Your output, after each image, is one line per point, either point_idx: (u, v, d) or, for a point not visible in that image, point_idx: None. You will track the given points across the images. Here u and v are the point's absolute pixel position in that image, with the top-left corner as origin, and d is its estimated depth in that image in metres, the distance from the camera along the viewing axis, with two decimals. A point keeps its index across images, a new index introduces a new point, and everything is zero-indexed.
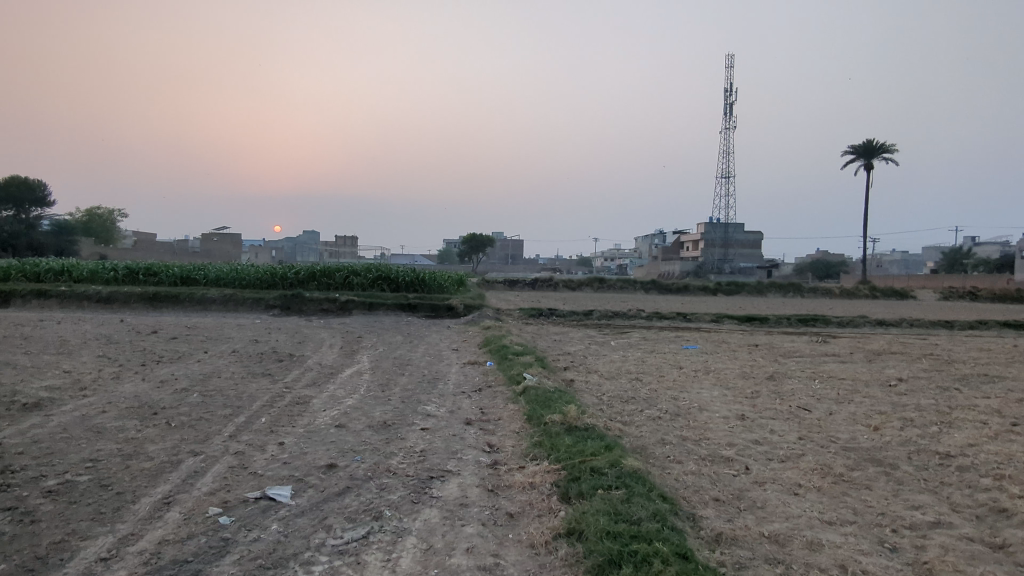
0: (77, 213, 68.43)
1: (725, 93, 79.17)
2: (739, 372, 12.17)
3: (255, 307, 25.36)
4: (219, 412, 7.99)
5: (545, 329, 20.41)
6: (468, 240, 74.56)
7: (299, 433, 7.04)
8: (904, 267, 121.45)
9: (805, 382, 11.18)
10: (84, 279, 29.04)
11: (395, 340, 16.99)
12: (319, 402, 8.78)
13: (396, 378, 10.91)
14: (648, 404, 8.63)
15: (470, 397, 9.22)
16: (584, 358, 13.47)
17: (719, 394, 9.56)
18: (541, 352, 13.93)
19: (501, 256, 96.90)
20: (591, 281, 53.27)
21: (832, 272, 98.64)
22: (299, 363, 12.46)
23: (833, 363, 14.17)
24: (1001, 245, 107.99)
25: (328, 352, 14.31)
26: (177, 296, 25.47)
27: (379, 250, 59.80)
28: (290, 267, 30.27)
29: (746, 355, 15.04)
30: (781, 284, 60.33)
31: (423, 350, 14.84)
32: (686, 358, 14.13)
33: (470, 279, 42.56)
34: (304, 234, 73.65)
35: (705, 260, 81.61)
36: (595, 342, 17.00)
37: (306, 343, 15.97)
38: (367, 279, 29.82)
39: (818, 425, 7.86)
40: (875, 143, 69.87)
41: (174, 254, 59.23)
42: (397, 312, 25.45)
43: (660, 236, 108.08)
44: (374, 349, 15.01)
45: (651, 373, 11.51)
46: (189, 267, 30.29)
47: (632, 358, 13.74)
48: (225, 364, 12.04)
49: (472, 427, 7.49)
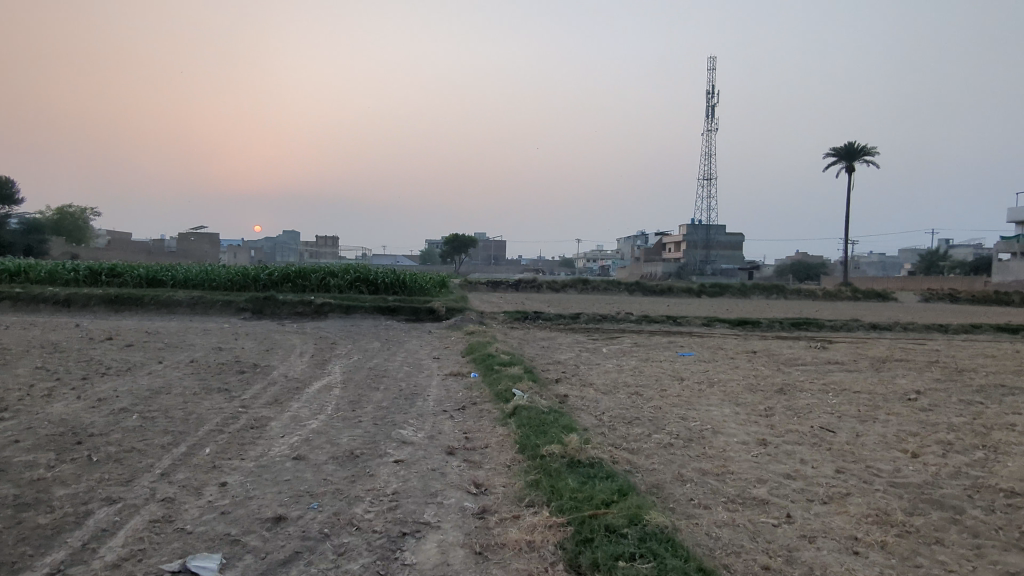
0: (47, 211, 65.98)
1: (708, 95, 78.96)
2: (745, 384, 11.22)
3: (224, 310, 23.96)
4: (157, 440, 6.79)
5: (532, 334, 19.36)
6: (451, 240, 73.34)
7: (247, 469, 5.89)
8: (883, 269, 122.55)
9: (820, 397, 10.24)
10: (42, 280, 27.35)
11: (371, 347, 15.80)
12: (278, 426, 7.61)
13: (369, 394, 9.76)
14: (655, 426, 7.60)
15: (453, 418, 8.12)
16: (576, 368, 12.43)
17: (731, 413, 8.56)
18: (530, 361, 12.87)
19: (484, 257, 95.82)
20: (576, 283, 52.42)
21: (813, 274, 99.06)
22: (263, 375, 11.25)
23: (840, 372, 13.29)
24: (977, 248, 109.36)
25: (297, 362, 13.10)
26: (141, 298, 23.98)
27: (359, 250, 58.48)
28: (264, 268, 28.88)
29: (748, 364, 14.12)
30: (765, 285, 59.98)
31: (401, 359, 13.68)
32: (685, 367, 13.15)
33: (452, 281, 41.42)
34: (284, 235, 71.82)
35: (689, 261, 81.26)
36: (586, 349, 15.98)
37: (274, 351, 14.71)
38: (345, 280, 28.52)
39: (852, 452, 6.88)
40: (857, 146, 70.05)
41: (148, 254, 57.39)
42: (376, 316, 24.21)
43: (642, 237, 107.69)
44: (348, 357, 13.81)
45: (652, 387, 10.50)
46: (156, 267, 28.74)
47: (627, 368, 12.73)
48: (178, 378, 10.79)
49: (455, 458, 6.40)
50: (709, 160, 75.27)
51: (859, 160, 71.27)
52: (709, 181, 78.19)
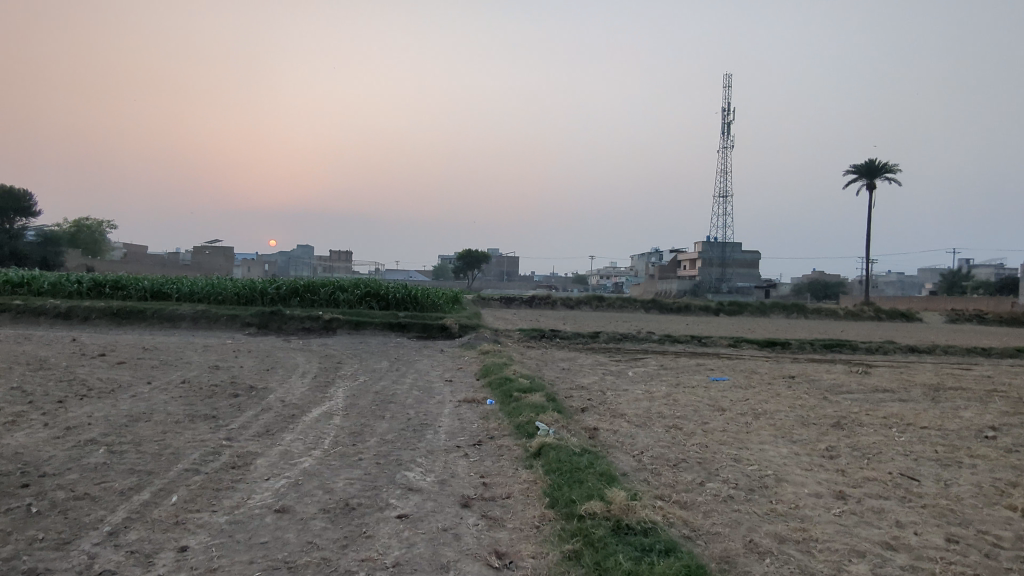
0: (64, 223, 66.25)
1: (724, 111, 78.08)
2: (795, 416, 9.95)
3: (229, 325, 23.09)
4: (117, 484, 5.73)
5: (550, 354, 18.19)
6: (464, 256, 72.65)
7: (216, 528, 4.78)
8: (903, 288, 119.97)
9: (886, 432, 8.96)
10: (45, 292, 26.73)
11: (379, 368, 14.71)
12: (264, 466, 6.53)
13: (373, 424, 8.64)
14: (706, 472, 6.43)
15: (469, 456, 7.00)
16: (603, 395, 11.24)
17: (791, 454, 7.36)
18: (552, 387, 11.71)
19: (496, 273, 94.97)
20: (590, 299, 51.28)
21: (831, 293, 97.13)
22: (258, 400, 10.18)
23: (895, 401, 11.99)
24: (1001, 268, 106.81)
25: (298, 383, 12.04)
26: (144, 312, 23.15)
27: (372, 264, 57.95)
28: (271, 282, 28.07)
29: (790, 391, 12.85)
30: (785, 304, 58.38)
31: (411, 382, 12.58)
32: (723, 395, 11.91)
33: (465, 297, 40.45)
34: (298, 249, 71.34)
35: (705, 279, 79.83)
36: (609, 372, 14.81)
37: (274, 370, 13.71)
38: (354, 295, 27.56)
39: (951, 510, 5.67)
40: (878, 163, 68.59)
41: (163, 267, 57.22)
42: (385, 333, 23.15)
43: (657, 254, 106.48)
44: (353, 379, 12.72)
45: (691, 418, 9.33)
46: (162, 279, 28.04)
47: (659, 395, 11.54)
48: (164, 402, 9.75)
49: (471, 512, 5.26)
50: (725, 178, 74.24)
51: (880, 177, 69.70)
52: (725, 199, 77.01)
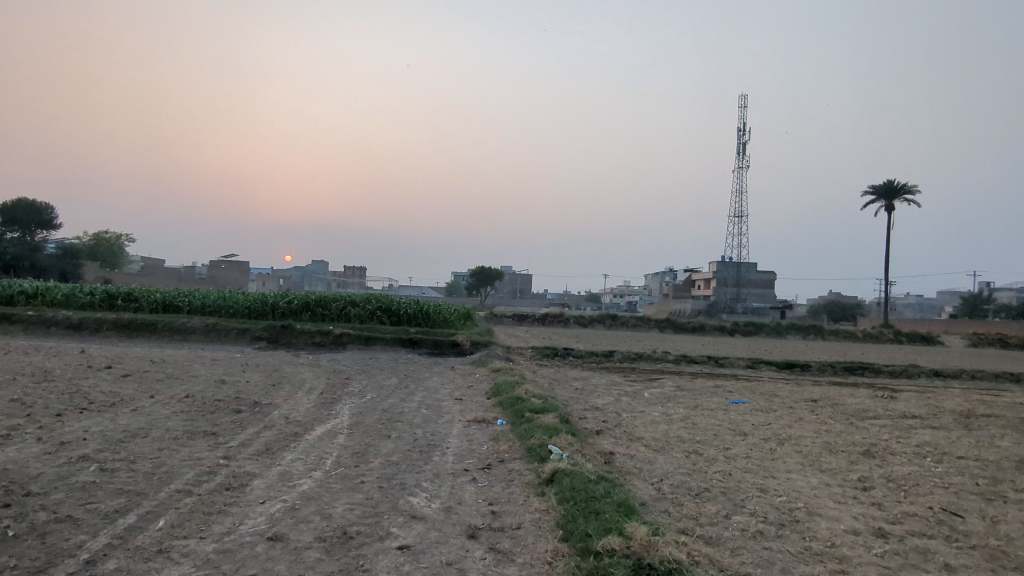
0: (83, 236, 67.06)
1: (739, 131, 77.80)
2: (822, 443, 9.43)
3: (238, 339, 22.91)
4: (104, 505, 5.40)
5: (563, 373, 17.75)
6: (477, 273, 72.50)
7: (202, 557, 4.42)
8: (922, 311, 117.95)
9: (921, 462, 8.42)
10: (58, 303, 26.78)
11: (387, 384, 14.35)
12: (261, 487, 6.17)
13: (378, 444, 8.26)
14: (732, 504, 5.97)
15: (477, 481, 6.60)
16: (618, 417, 10.79)
17: (821, 485, 6.87)
18: (564, 407, 11.29)
19: (509, 290, 94.69)
20: (604, 318, 50.76)
21: (849, 314, 95.68)
22: (261, 417, 9.86)
23: (926, 428, 11.42)
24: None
25: (303, 400, 11.71)
26: (154, 324, 23.06)
27: (385, 280, 57.95)
28: (283, 296, 27.93)
29: (814, 416, 12.30)
30: (802, 325, 57.41)
31: (419, 400, 12.21)
32: (744, 419, 11.39)
33: (477, 314, 40.12)
34: (312, 264, 71.53)
35: (720, 299, 78.98)
36: (624, 393, 14.33)
37: (281, 386, 13.42)
38: (365, 310, 27.33)
39: (1004, 553, 5.17)
40: (896, 184, 67.76)
41: (179, 281, 57.58)
42: (395, 349, 22.82)
43: (671, 273, 105.73)
44: (360, 396, 12.37)
45: (711, 443, 8.86)
46: (174, 292, 28.02)
47: (677, 418, 11.07)
48: (164, 417, 9.46)
49: (478, 544, 4.86)
50: (740, 198, 73.70)
51: (899, 199, 68.81)
52: (740, 218, 76.37)
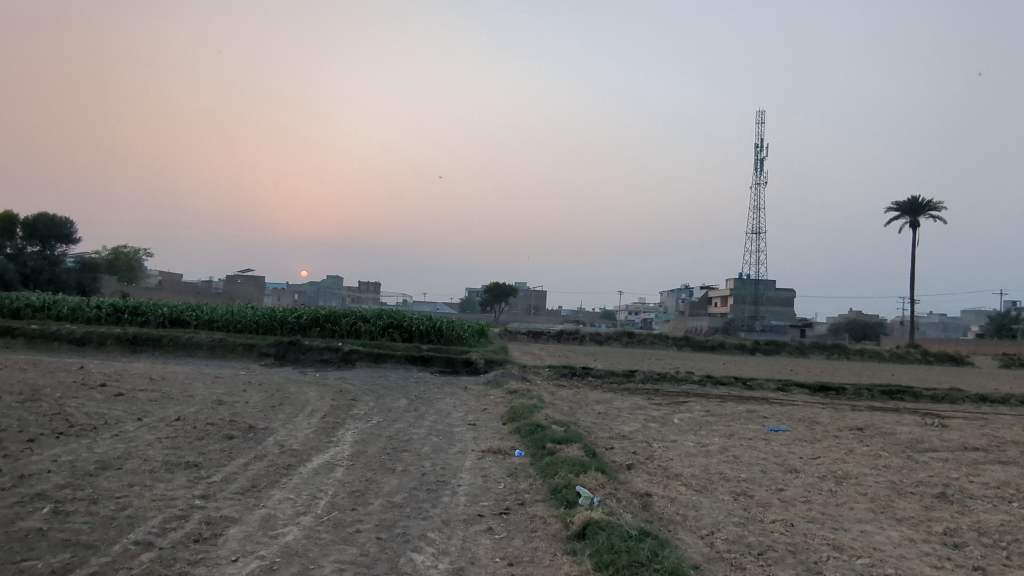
0: (102, 251, 67.22)
1: (756, 147, 76.71)
2: (885, 482, 8.27)
3: (244, 355, 22.15)
4: (41, 565, 4.44)
5: (583, 395, 16.65)
6: (491, 289, 71.54)
7: None
8: (946, 330, 114.70)
9: (1010, 509, 7.21)
10: (64, 316, 26.32)
11: (395, 406, 13.36)
12: (237, 539, 5.18)
13: (380, 479, 7.26)
14: (806, 570, 4.87)
15: (494, 532, 5.56)
16: (649, 449, 9.71)
17: (905, 542, 5.73)
18: (589, 436, 10.21)
19: (523, 307, 93.61)
20: (620, 335, 49.53)
21: (871, 334, 93.31)
22: (254, 444, 8.91)
23: (995, 464, 10.16)
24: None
25: (303, 424, 10.76)
26: (159, 339, 22.38)
27: (399, 296, 57.20)
28: (292, 311, 27.20)
29: (865, 447, 11.07)
30: (825, 345, 55.66)
31: (429, 425, 11.22)
32: (790, 451, 10.21)
33: (492, 331, 39.12)
34: (327, 279, 71.03)
35: (739, 316, 77.31)
36: (651, 419, 13.24)
37: (281, 408, 12.49)
38: (377, 326, 26.44)
39: None
40: (921, 200, 66.00)
41: (196, 295, 57.25)
42: (406, 367, 21.85)
43: (688, 291, 104.19)
44: (365, 420, 11.40)
45: (760, 482, 7.75)
46: (181, 306, 27.41)
47: (714, 449, 9.96)
48: (146, 443, 8.54)
49: None
50: (758, 214, 72.29)
51: (924, 216, 67.00)
52: (758, 235, 74.86)
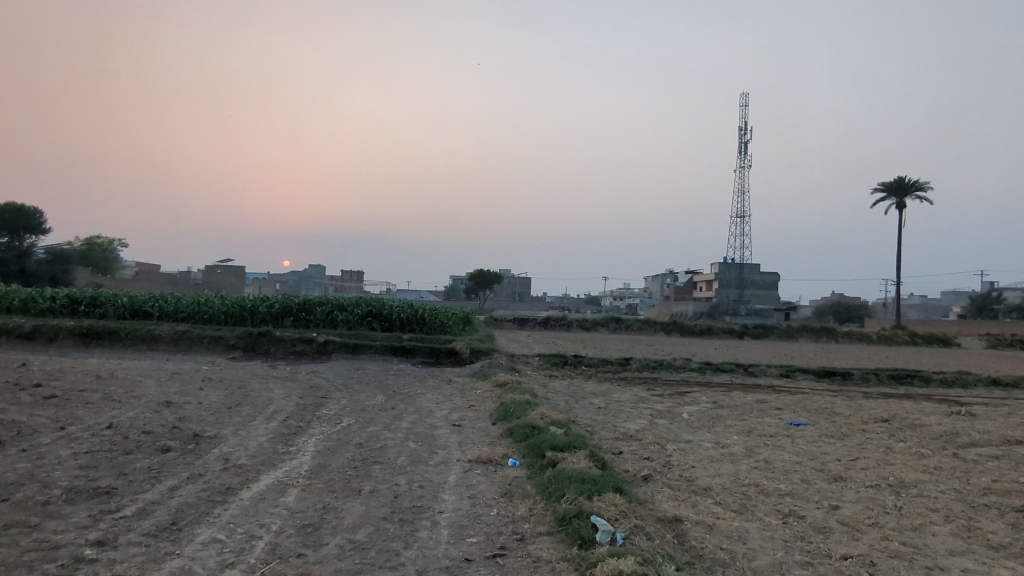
0: (75, 242, 64.33)
1: (741, 131, 75.71)
2: (951, 490, 6.96)
3: (210, 349, 20.49)
4: None
5: (578, 387, 15.31)
6: (475, 276, 69.98)
7: None
8: (925, 312, 115.04)
9: None
10: (15, 309, 24.42)
11: (370, 405, 11.86)
12: None
13: (341, 506, 5.78)
14: None
15: None
16: (665, 453, 8.32)
17: None
18: (593, 439, 8.82)
19: (508, 294, 92.04)
20: (608, 321, 48.34)
21: (854, 316, 93.31)
22: (192, 458, 7.34)
23: None
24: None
25: (259, 429, 9.21)
26: (116, 332, 20.62)
27: (383, 286, 55.37)
28: (263, 299, 25.49)
29: (903, 445, 9.82)
30: (814, 327, 54.97)
31: (408, 427, 9.75)
32: (823, 451, 8.90)
33: (477, 318, 37.72)
34: (309, 268, 68.80)
35: (724, 300, 76.58)
36: (657, 413, 11.94)
37: (239, 409, 10.91)
38: (354, 314, 24.84)
39: None
40: (908, 181, 65.36)
41: (175, 286, 55.09)
42: (387, 359, 20.30)
43: (672, 275, 103.32)
44: (334, 423, 9.89)
45: (809, 496, 6.38)
46: (145, 296, 25.58)
47: (739, 451, 8.62)
48: (56, 462, 6.94)
49: None
50: (743, 197, 71.41)
51: (910, 196, 66.35)
52: (744, 218, 74.06)
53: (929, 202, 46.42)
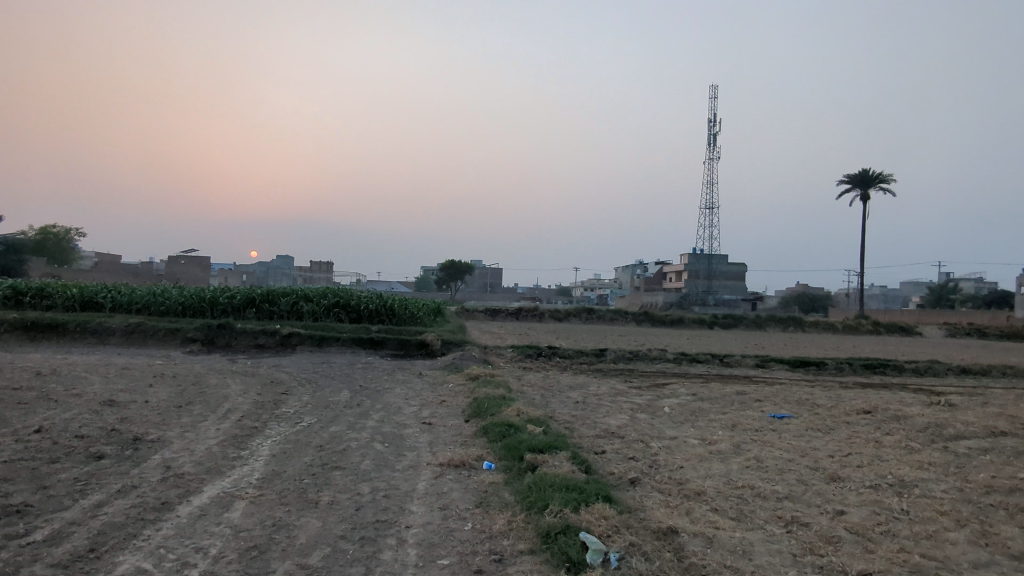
0: (30, 231, 61.55)
1: (710, 122, 76.12)
2: (954, 489, 6.55)
3: (166, 342, 19.38)
4: None
5: (554, 379, 14.76)
6: (447, 266, 69.03)
7: None
8: (886, 302, 117.74)
9: None
10: None
11: (334, 401, 11.12)
12: None
13: (293, 522, 5.06)
14: None
15: None
16: (651, 452, 7.78)
17: None
18: (574, 437, 8.24)
19: (479, 285, 91.27)
20: (580, 311, 47.99)
21: (819, 306, 95.07)
22: (128, 466, 6.52)
23: None
24: (979, 281, 106.55)
25: (210, 430, 8.40)
26: (63, 325, 19.36)
27: (352, 276, 54.15)
28: (224, 290, 24.33)
29: (891, 439, 9.50)
30: (781, 317, 55.56)
31: (375, 426, 9.05)
32: (814, 447, 8.51)
33: (448, 309, 36.91)
34: (278, 259, 67.03)
35: (694, 290, 77.08)
36: (637, 407, 11.46)
37: (190, 408, 10.04)
38: (320, 305, 23.89)
39: None
40: (872, 174, 66.39)
41: (136, 277, 53.03)
42: (354, 352, 19.46)
43: (642, 266, 103.76)
44: (294, 423, 9.12)
45: (810, 500, 5.89)
46: (96, 287, 24.20)
47: (728, 448, 8.14)
48: None
49: None
50: (713, 188, 71.84)
51: (874, 188, 67.44)
52: (713, 209, 74.55)
53: (894, 195, 46.99)
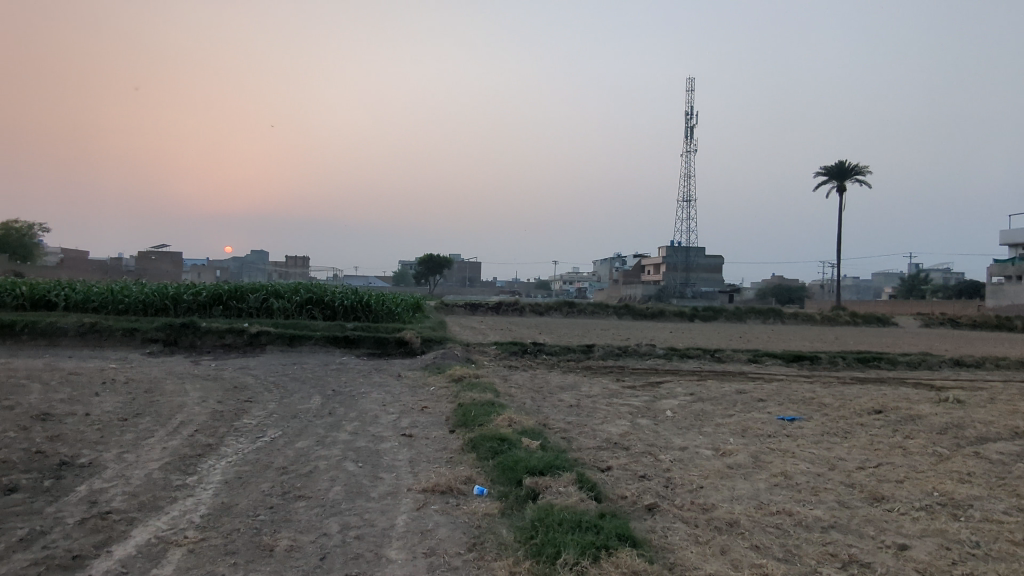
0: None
1: (686, 115, 75.71)
2: (1014, 509, 5.72)
3: (123, 343, 17.99)
4: None
5: (543, 379, 13.81)
6: (424, 261, 67.66)
7: None
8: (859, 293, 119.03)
9: None
10: None
11: (304, 410, 10.02)
12: None
13: None
14: None
15: None
16: (664, 468, 6.84)
17: None
18: (574, 452, 7.27)
19: (457, 280, 89.99)
20: (560, 305, 47.15)
21: (795, 297, 95.56)
22: (45, 501, 5.40)
23: None
24: (948, 271, 108.54)
25: (156, 449, 7.27)
26: (10, 326, 17.86)
27: (328, 272, 52.67)
28: (189, 286, 22.90)
29: (916, 443, 8.71)
30: (761, 309, 55.32)
31: (348, 440, 7.97)
32: (839, 456, 7.67)
33: (427, 305, 35.68)
34: (251, 254, 64.99)
35: (673, 283, 76.68)
36: (637, 411, 10.54)
37: (137, 422, 8.85)
38: (292, 302, 22.65)
39: None
40: (848, 165, 66.58)
41: (102, 274, 50.86)
42: (328, 351, 18.29)
43: (620, 259, 103.42)
44: (255, 438, 8.01)
45: (862, 531, 4.98)
46: (51, 284, 22.61)
47: (748, 461, 7.24)
48: None
49: None
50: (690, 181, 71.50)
51: (849, 179, 67.69)
52: (690, 202, 74.24)
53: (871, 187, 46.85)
